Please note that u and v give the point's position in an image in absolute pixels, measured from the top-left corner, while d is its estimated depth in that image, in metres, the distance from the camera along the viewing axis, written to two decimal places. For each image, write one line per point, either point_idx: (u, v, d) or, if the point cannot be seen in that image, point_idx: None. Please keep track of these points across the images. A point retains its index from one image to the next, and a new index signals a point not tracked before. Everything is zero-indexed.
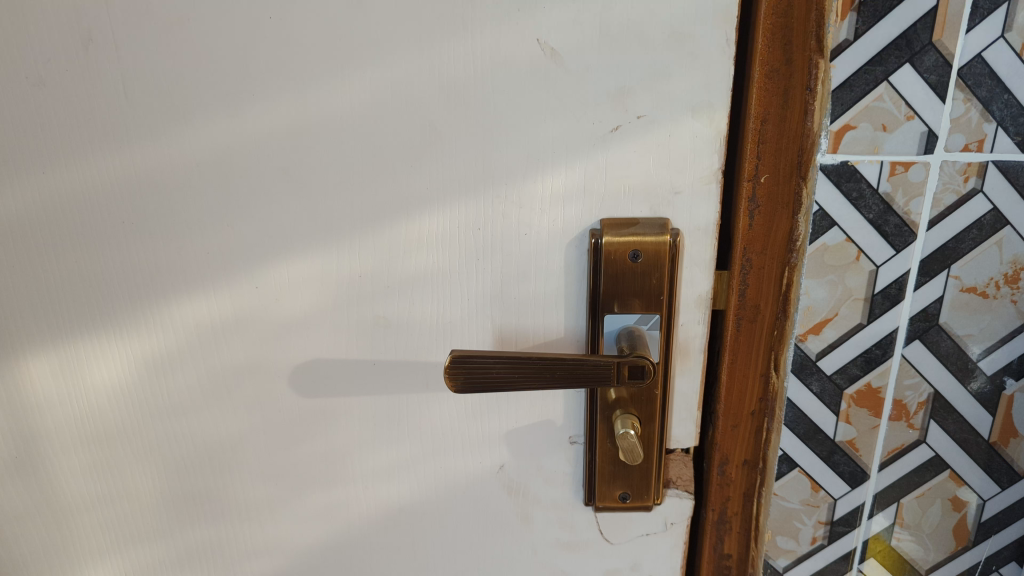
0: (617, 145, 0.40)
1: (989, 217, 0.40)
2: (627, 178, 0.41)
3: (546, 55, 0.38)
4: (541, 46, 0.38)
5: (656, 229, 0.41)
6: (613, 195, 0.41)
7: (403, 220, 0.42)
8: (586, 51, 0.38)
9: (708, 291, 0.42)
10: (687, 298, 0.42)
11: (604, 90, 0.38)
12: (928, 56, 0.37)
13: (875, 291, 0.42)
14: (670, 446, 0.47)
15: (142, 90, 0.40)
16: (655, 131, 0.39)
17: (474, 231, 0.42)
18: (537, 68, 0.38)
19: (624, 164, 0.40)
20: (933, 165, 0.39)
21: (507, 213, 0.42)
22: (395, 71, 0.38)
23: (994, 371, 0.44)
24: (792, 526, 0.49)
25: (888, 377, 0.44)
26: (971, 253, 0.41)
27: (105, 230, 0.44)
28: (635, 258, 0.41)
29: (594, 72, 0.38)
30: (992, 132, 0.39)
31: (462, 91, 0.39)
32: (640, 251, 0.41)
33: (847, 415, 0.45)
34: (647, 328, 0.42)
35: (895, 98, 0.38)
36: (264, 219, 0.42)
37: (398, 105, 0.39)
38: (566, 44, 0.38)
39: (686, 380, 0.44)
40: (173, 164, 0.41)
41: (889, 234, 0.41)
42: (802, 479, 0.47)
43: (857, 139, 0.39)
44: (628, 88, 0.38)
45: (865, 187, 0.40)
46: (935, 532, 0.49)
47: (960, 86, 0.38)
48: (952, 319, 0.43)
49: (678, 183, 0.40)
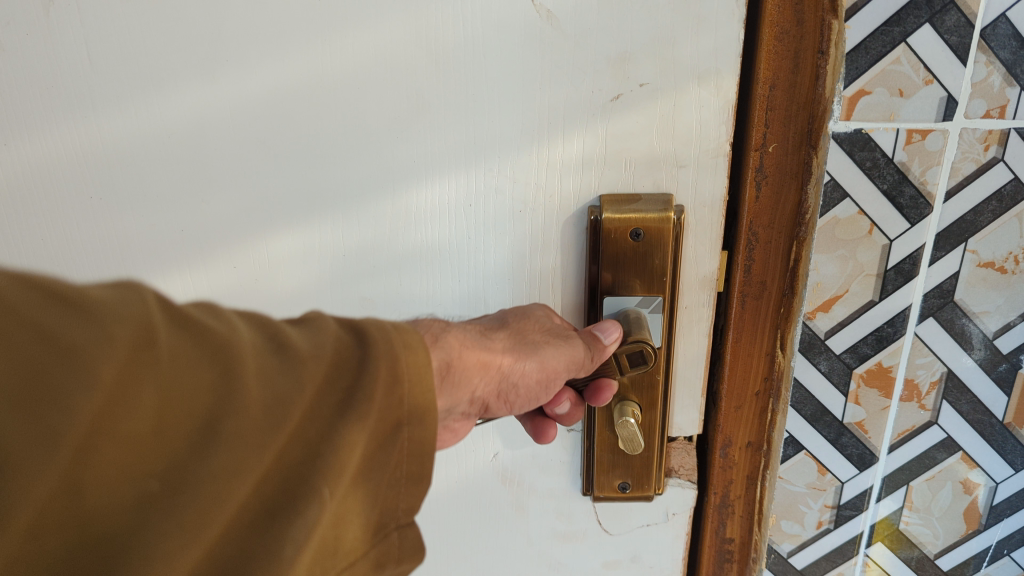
0: (618, 114, 0.37)
1: (1010, 187, 0.38)
2: (630, 151, 0.38)
3: (542, 19, 0.35)
4: (536, 9, 0.35)
5: (659, 206, 0.38)
6: (613, 167, 0.39)
7: (393, 198, 0.40)
8: (587, 13, 0.35)
9: (714, 272, 0.40)
10: (691, 279, 0.40)
11: (606, 56, 0.36)
12: (950, 16, 0.35)
13: (887, 266, 0.40)
14: (672, 434, 0.45)
15: (110, 56, 0.37)
16: (659, 99, 0.37)
17: (467, 206, 0.40)
18: (532, 32, 0.36)
19: (625, 136, 0.38)
20: (951, 133, 0.37)
21: (501, 189, 0.39)
22: (380, 37, 0.36)
23: (1011, 350, 0.42)
24: (797, 510, 0.47)
25: (899, 356, 0.42)
26: (990, 227, 0.39)
27: (75, 210, 0.41)
28: (636, 237, 0.39)
29: (594, 35, 0.36)
30: (1015, 97, 0.36)
31: (452, 57, 0.36)
32: (642, 229, 0.38)
33: (856, 396, 0.43)
34: (648, 311, 0.40)
35: (913, 61, 0.35)
36: (241, 195, 0.40)
37: (384, 74, 0.37)
38: (563, 6, 0.35)
39: (688, 365, 0.42)
40: (145, 135, 0.39)
41: (903, 207, 0.38)
42: (808, 461, 0.45)
43: (872, 105, 0.36)
44: (629, 53, 0.36)
45: (879, 156, 0.37)
46: (945, 516, 0.47)
47: (982, 48, 0.35)
48: (968, 295, 0.40)
49: (683, 157, 0.38)
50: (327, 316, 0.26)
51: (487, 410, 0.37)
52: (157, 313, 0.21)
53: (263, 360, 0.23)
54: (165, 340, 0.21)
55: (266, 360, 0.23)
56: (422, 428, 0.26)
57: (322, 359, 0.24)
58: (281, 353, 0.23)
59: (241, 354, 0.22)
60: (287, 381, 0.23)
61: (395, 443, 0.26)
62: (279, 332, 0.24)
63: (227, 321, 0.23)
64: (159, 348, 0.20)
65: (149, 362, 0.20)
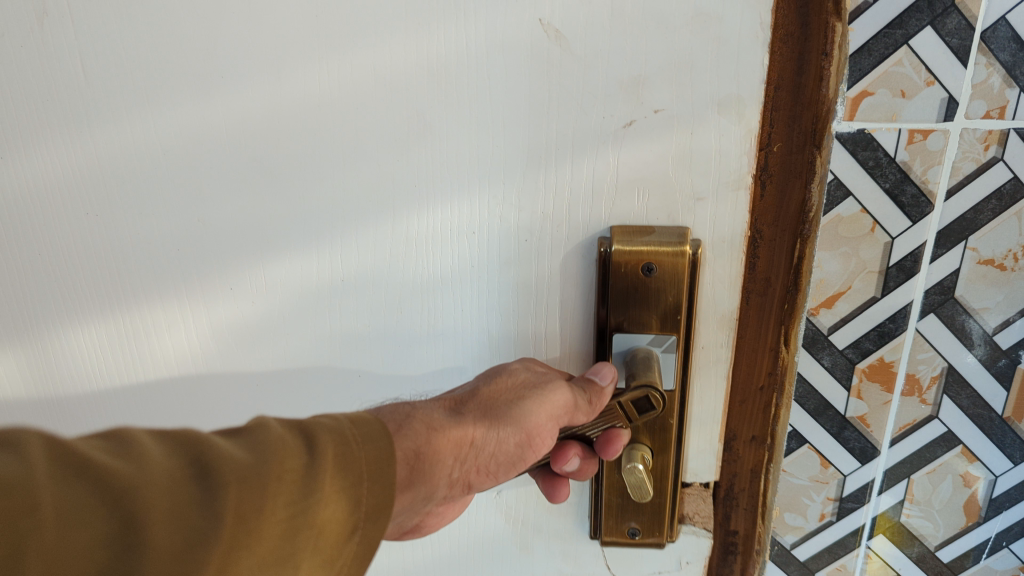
0: (630, 142, 0.39)
1: (1010, 186, 0.39)
2: (642, 179, 0.40)
3: (550, 38, 0.37)
4: (543, 27, 0.37)
5: (675, 239, 0.40)
6: (625, 194, 0.40)
7: (416, 218, 0.42)
8: (595, 33, 0.36)
9: (730, 311, 0.42)
10: (710, 317, 0.42)
11: (617, 79, 0.37)
12: (951, 18, 0.36)
13: (889, 263, 0.41)
14: (687, 480, 0.47)
15: (137, 61, 0.40)
16: (677, 126, 0.38)
17: (479, 235, 0.42)
18: (538, 50, 0.37)
19: (638, 164, 0.39)
20: (952, 133, 0.38)
21: (513, 215, 0.41)
22: (382, 55, 0.38)
23: (1010, 346, 0.43)
24: (800, 503, 0.48)
25: (900, 352, 0.43)
26: (990, 225, 0.40)
27: (112, 202, 0.44)
28: (649, 272, 0.40)
29: (603, 56, 0.37)
30: (1015, 98, 0.37)
31: (460, 66, 0.38)
32: (654, 264, 0.40)
33: (858, 391, 0.44)
34: (661, 350, 0.41)
35: (915, 63, 0.36)
36: (259, 198, 0.42)
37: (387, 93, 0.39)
38: (569, 25, 0.36)
39: (704, 407, 0.45)
40: (173, 136, 0.41)
41: (905, 205, 0.39)
42: (811, 455, 0.46)
43: (875, 105, 0.37)
44: (644, 77, 0.37)
45: (882, 156, 0.38)
46: (945, 510, 0.48)
47: (982, 50, 0.36)
48: (968, 291, 0.41)
49: (701, 190, 0.40)
50: (263, 428, 0.27)
51: (472, 486, 0.38)
52: (39, 463, 0.22)
53: (185, 490, 0.23)
54: (50, 498, 0.21)
55: (190, 489, 0.23)
56: (376, 526, 0.28)
57: (250, 478, 0.24)
58: (203, 479, 0.23)
59: (147, 494, 0.22)
60: (207, 515, 0.23)
61: (351, 544, 0.28)
62: (203, 455, 0.24)
63: (137, 458, 0.23)
64: (43, 508, 0.21)
65: (33, 522, 0.20)
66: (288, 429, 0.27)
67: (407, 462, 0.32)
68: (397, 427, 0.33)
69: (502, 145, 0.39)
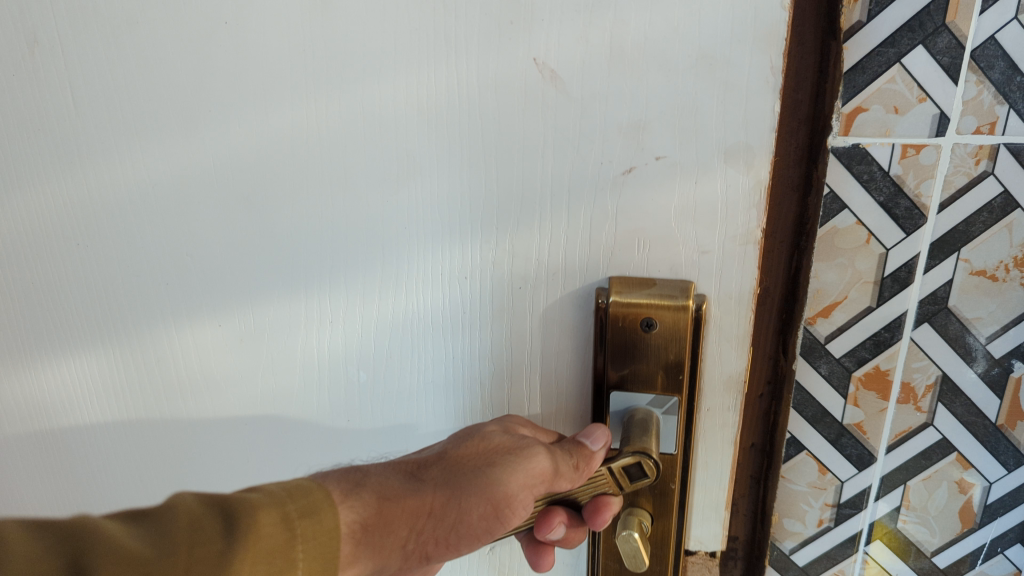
0: (630, 188, 0.40)
1: (999, 200, 0.40)
2: (643, 229, 0.41)
3: (547, 79, 0.38)
4: (539, 67, 0.38)
5: (678, 294, 0.41)
6: (623, 245, 0.42)
7: (413, 247, 0.43)
8: (590, 78, 0.38)
9: (737, 373, 0.43)
10: (716, 377, 0.44)
11: (616, 124, 0.38)
12: (941, 38, 0.37)
13: (884, 274, 0.42)
14: (692, 548, 0.49)
15: (163, 82, 0.43)
16: (677, 172, 0.39)
17: (482, 273, 0.44)
18: (536, 90, 0.38)
19: (637, 207, 0.40)
20: (944, 148, 0.39)
21: (518, 252, 0.43)
22: (376, 92, 0.40)
23: (1002, 355, 0.44)
24: (799, 508, 0.49)
25: (896, 361, 0.44)
26: (982, 237, 0.41)
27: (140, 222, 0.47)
28: (649, 326, 0.42)
29: (601, 99, 0.38)
30: (1005, 115, 0.38)
31: (458, 108, 0.40)
32: (655, 320, 0.42)
33: (855, 398, 0.45)
34: (661, 411, 0.43)
35: (907, 81, 0.38)
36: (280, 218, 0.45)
37: (375, 129, 0.41)
38: (566, 68, 0.38)
39: (708, 474, 0.46)
40: (197, 153, 0.44)
41: (899, 217, 0.41)
42: (809, 462, 0.48)
43: (868, 121, 0.39)
44: (644, 122, 0.38)
45: (876, 170, 0.40)
46: (941, 515, 0.48)
47: (972, 68, 0.37)
48: (961, 302, 0.42)
49: (705, 242, 0.40)
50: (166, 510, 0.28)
51: (431, 556, 0.40)
52: None
53: None
54: None
55: None
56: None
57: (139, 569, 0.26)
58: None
59: None
60: None
61: None
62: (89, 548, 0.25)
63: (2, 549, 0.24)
64: None
65: None
66: (209, 507, 0.29)
67: (352, 538, 0.34)
68: (342, 497, 0.34)
69: (509, 188, 0.41)
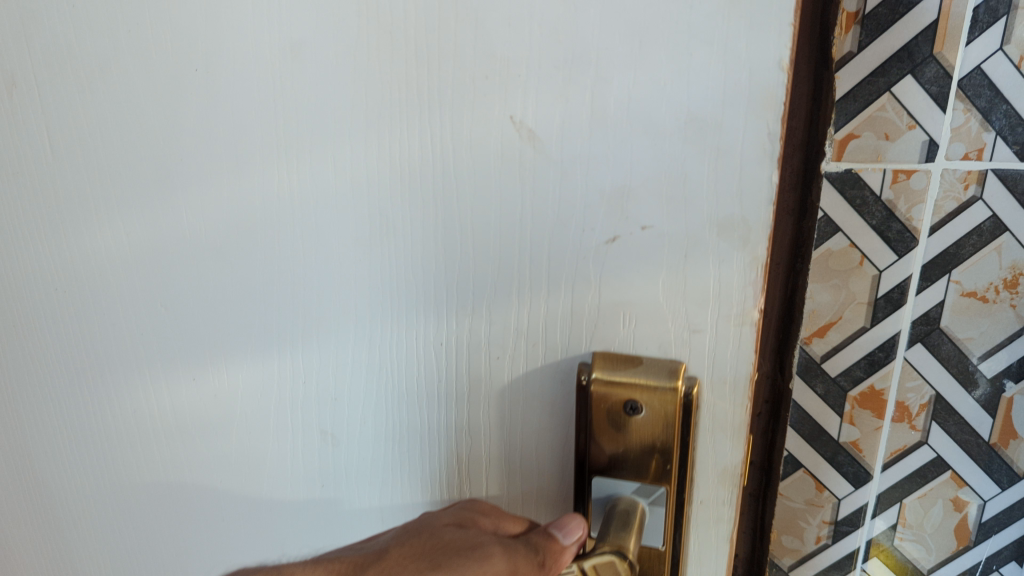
0: (616, 265, 0.23)
1: (988, 224, 0.41)
2: (629, 304, 0.23)
3: (522, 140, 0.22)
4: (515, 127, 0.22)
5: (663, 378, 0.23)
6: (608, 321, 0.23)
7: (301, 277, 0.26)
8: (574, 131, 0.21)
9: (740, 467, 0.24)
10: (704, 474, 0.25)
11: (595, 189, 0.22)
12: (929, 67, 0.38)
13: (877, 295, 0.43)
14: None
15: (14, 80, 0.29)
16: (667, 252, 0.22)
17: (409, 336, 0.26)
18: (507, 161, 0.22)
19: (621, 280, 0.23)
20: (933, 173, 0.40)
21: (465, 296, 0.25)
22: (263, 194, 0.25)
23: (994, 375, 0.44)
24: (797, 526, 0.50)
25: (890, 380, 0.45)
26: (972, 259, 0.42)
27: (94, 297, 0.31)
28: (633, 411, 0.24)
29: (587, 159, 0.22)
30: (992, 140, 0.39)
31: (426, 167, 0.23)
32: (640, 403, 0.23)
33: (851, 416, 0.46)
34: (648, 505, 0.24)
35: (897, 108, 0.39)
36: (148, 296, 0.30)
37: (265, 228, 0.26)
38: (550, 124, 0.21)
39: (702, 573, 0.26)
40: (54, 178, 0.30)
41: (891, 240, 0.42)
42: (806, 479, 0.49)
43: (860, 147, 0.40)
44: (627, 184, 0.22)
45: (868, 194, 0.41)
46: (937, 533, 0.49)
47: (960, 96, 0.39)
48: (953, 322, 0.43)
49: (696, 316, 0.23)
50: None
51: None
52: None
53: None
54: None
55: None
56: None
57: None
58: None
59: None
60: None
61: None
62: None
63: None
64: None
65: None
66: None
67: None
68: None
69: (435, 228, 0.24)
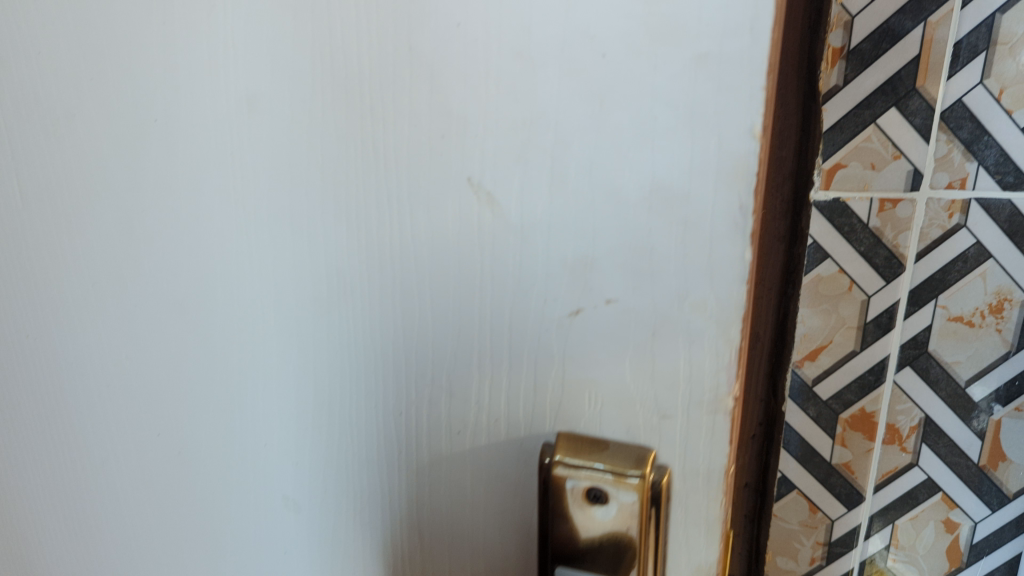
0: (579, 339, 0.19)
1: (973, 251, 0.42)
2: (595, 382, 0.19)
3: (479, 203, 0.19)
4: (474, 190, 0.19)
5: (627, 464, 0.19)
6: (572, 402, 0.20)
7: (235, 279, 0.24)
8: (562, 207, 0.18)
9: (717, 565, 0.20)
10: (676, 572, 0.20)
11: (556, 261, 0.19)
12: (913, 100, 0.40)
13: (867, 319, 0.44)
14: None
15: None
16: (631, 334, 0.19)
17: (364, 399, 0.23)
18: (483, 247, 0.19)
19: (584, 360, 0.19)
20: (919, 202, 0.42)
21: (425, 363, 0.21)
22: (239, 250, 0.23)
23: (982, 399, 0.45)
24: (791, 547, 0.51)
25: (881, 403, 0.46)
26: (957, 285, 0.43)
27: (43, 332, 0.29)
28: (597, 499, 0.20)
29: (539, 252, 0.19)
30: (975, 171, 0.41)
31: (385, 210, 0.20)
32: (604, 493, 0.19)
33: (842, 439, 0.47)
34: None
35: (882, 139, 0.41)
36: (95, 367, 0.28)
37: (231, 319, 0.24)
38: (509, 187, 0.19)
39: None
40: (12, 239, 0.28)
41: (879, 265, 0.43)
42: (800, 500, 0.50)
43: (848, 176, 0.42)
44: (593, 257, 0.18)
45: (856, 222, 0.43)
46: (930, 554, 0.50)
47: (942, 128, 0.40)
48: (941, 346, 0.45)
49: (664, 400, 0.19)
50: None
51: None
52: None
53: None
54: None
55: None
56: None
57: None
58: None
59: None
60: None
61: None
62: None
63: None
64: None
65: None
66: None
67: None
68: None
69: (391, 292, 0.21)
